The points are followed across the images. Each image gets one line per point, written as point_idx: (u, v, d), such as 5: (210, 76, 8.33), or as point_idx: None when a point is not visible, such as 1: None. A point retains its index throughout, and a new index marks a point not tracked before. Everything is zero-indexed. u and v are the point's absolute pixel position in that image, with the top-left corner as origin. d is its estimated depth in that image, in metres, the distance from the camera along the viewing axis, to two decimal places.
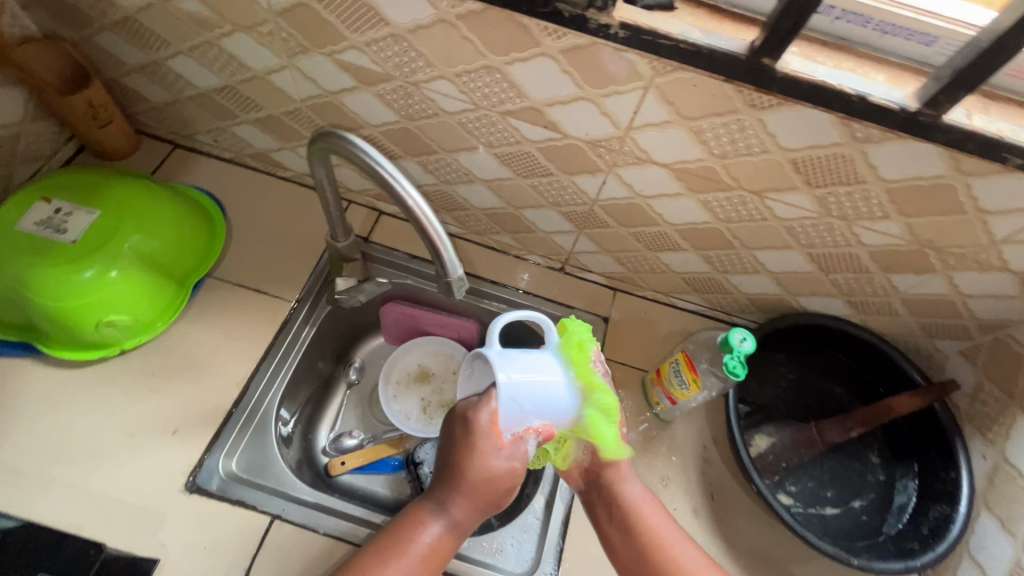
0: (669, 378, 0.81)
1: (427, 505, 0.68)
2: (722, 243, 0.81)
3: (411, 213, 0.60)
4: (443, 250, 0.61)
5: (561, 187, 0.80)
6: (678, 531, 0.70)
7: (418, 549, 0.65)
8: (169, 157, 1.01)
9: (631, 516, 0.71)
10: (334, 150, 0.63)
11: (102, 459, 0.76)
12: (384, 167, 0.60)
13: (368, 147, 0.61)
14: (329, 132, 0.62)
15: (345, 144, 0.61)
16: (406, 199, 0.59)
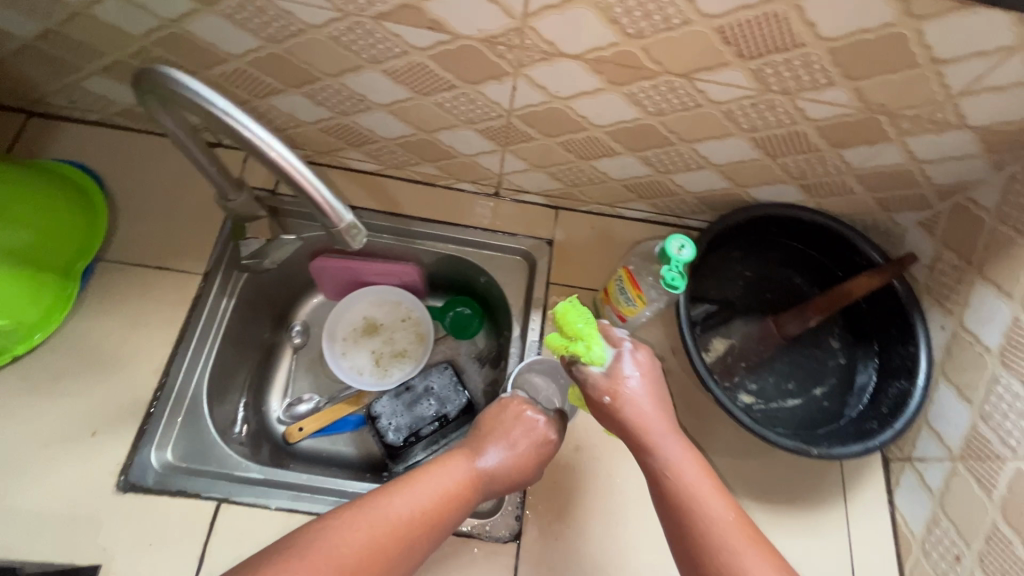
0: (615, 297, 0.74)
1: (468, 450, 0.68)
2: (658, 141, 0.72)
3: (269, 161, 0.50)
4: (317, 196, 0.52)
5: (469, 100, 0.69)
6: (718, 495, 0.57)
7: (454, 480, 0.62)
8: (23, 129, 0.86)
9: (662, 479, 0.59)
10: (161, 92, 0.51)
11: (18, 474, 0.70)
12: (223, 111, 0.49)
13: (198, 85, 0.50)
14: (150, 69, 0.51)
15: (171, 85, 0.50)
16: (260, 147, 0.49)
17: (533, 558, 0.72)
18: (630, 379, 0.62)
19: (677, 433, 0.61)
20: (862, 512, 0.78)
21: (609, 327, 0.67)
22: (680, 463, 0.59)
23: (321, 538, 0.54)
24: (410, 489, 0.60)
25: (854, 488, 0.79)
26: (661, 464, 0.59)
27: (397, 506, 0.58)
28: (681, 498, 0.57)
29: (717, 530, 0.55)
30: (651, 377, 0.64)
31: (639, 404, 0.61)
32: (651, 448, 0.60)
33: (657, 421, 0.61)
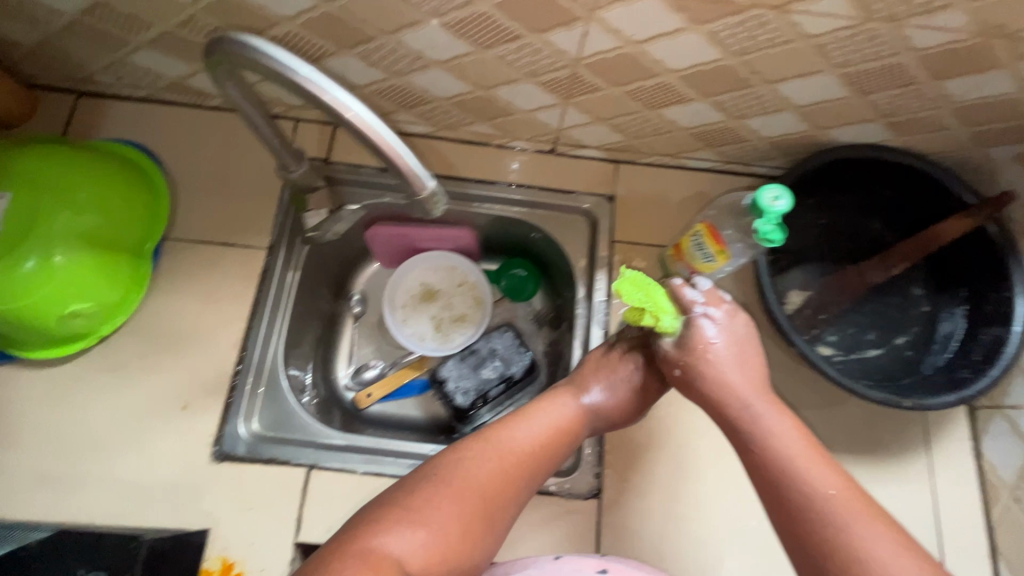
0: (691, 253, 0.71)
1: (568, 389, 0.66)
2: (737, 84, 0.67)
3: (356, 130, 0.49)
4: (404, 163, 0.51)
5: (534, 51, 0.65)
6: (824, 464, 0.52)
7: (551, 422, 0.61)
8: (76, 111, 0.85)
9: (761, 449, 0.54)
10: (236, 62, 0.49)
11: (120, 449, 0.73)
12: (307, 78, 0.48)
13: (278, 52, 0.48)
14: (224, 37, 0.48)
15: (248, 54, 0.48)
16: (346, 114, 0.48)
17: (615, 513, 0.74)
18: (713, 343, 0.59)
19: (774, 403, 0.57)
20: (943, 458, 0.77)
21: (682, 287, 0.61)
22: (781, 433, 0.54)
23: (426, 478, 0.55)
24: (525, 422, 0.61)
25: (937, 437, 0.78)
26: (759, 433, 0.55)
27: (517, 437, 0.59)
28: (784, 466, 0.52)
29: (825, 499, 0.49)
30: (737, 340, 0.60)
31: (719, 368, 0.59)
32: (747, 418, 0.56)
33: (749, 391, 0.58)
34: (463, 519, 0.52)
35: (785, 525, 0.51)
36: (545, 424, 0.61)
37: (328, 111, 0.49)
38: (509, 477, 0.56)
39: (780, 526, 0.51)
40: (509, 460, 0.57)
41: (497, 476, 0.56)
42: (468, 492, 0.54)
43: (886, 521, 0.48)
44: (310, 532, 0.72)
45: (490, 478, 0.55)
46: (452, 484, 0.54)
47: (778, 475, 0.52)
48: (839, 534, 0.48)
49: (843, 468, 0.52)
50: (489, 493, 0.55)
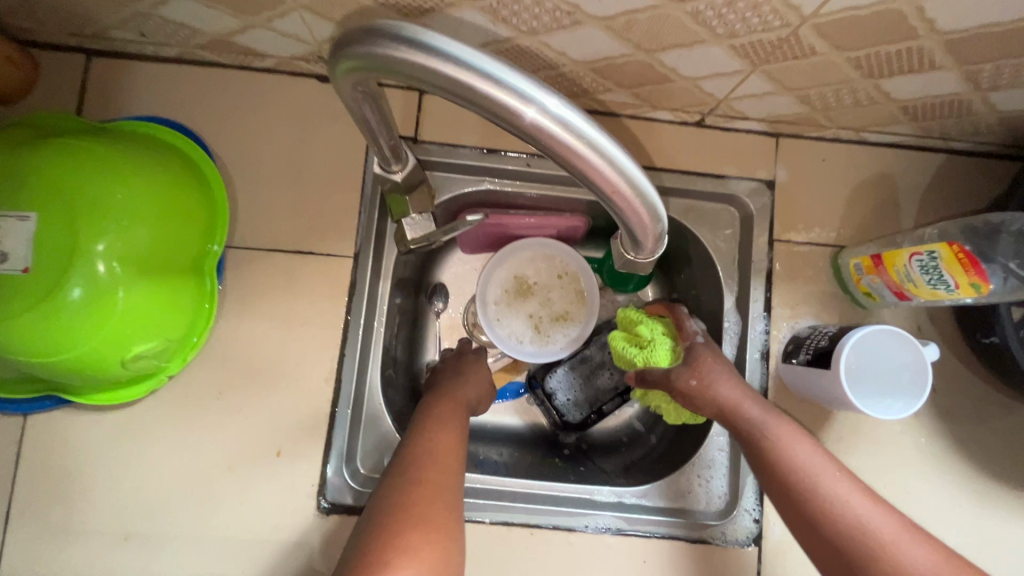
0: (905, 273, 0.57)
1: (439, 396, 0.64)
2: (1022, 50, 0.48)
3: (555, 146, 0.33)
4: (614, 172, 0.35)
5: (749, 6, 0.45)
6: (919, 539, 0.47)
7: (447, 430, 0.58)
8: (91, 79, 0.66)
9: (847, 539, 0.48)
10: (392, 73, 0.33)
11: (213, 501, 0.64)
12: (471, 70, 0.31)
13: (462, 50, 0.31)
14: (377, 32, 0.32)
15: (417, 60, 0.31)
16: (524, 112, 0.32)
17: (777, 563, 0.66)
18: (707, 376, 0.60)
19: (841, 469, 0.52)
20: None
21: (685, 315, 0.67)
22: (867, 511, 0.49)
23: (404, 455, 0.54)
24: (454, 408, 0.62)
25: None
26: (842, 519, 0.49)
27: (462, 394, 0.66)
28: (878, 559, 0.47)
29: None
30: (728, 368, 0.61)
31: (718, 389, 0.59)
32: (823, 503, 0.50)
33: (823, 466, 0.52)
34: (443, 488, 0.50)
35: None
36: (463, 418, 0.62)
37: (537, 139, 0.33)
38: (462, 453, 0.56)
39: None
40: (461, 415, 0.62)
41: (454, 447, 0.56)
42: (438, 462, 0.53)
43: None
44: None
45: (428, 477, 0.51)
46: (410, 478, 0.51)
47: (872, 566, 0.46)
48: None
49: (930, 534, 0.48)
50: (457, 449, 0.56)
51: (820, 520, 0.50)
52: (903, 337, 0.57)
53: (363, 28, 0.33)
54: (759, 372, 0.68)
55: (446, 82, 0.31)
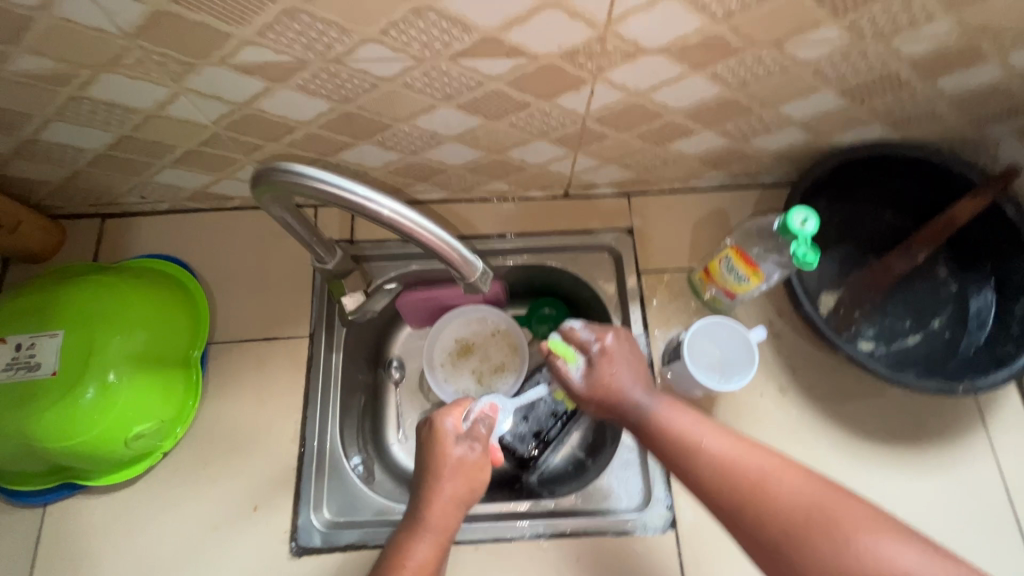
0: (722, 276, 0.74)
1: (408, 528, 0.65)
2: (740, 111, 0.70)
3: (407, 232, 0.51)
4: (447, 247, 0.52)
5: (544, 114, 0.68)
6: (789, 472, 0.58)
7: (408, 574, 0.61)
8: (104, 233, 0.88)
9: (726, 483, 0.60)
10: (299, 190, 0.50)
11: (201, 559, 0.74)
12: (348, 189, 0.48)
13: (333, 176, 0.49)
14: (284, 168, 0.50)
15: (314, 183, 0.49)
16: (383, 212, 0.49)
17: (694, 542, 0.75)
18: (613, 377, 0.71)
19: (723, 431, 0.64)
20: (1002, 433, 0.78)
21: (573, 328, 0.74)
22: (741, 453, 0.61)
23: None
24: (422, 534, 0.64)
25: (991, 410, 0.79)
26: (719, 465, 0.61)
27: (441, 506, 0.65)
28: (752, 494, 0.58)
29: (801, 502, 0.56)
30: (626, 362, 0.72)
31: (617, 379, 0.71)
32: (708, 460, 0.62)
33: (710, 437, 0.64)
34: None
35: (770, 549, 0.56)
36: (445, 518, 0.65)
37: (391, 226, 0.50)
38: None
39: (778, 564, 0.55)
40: (433, 541, 0.64)
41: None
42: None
43: (870, 508, 0.55)
44: None
45: None
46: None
47: (750, 505, 0.58)
48: (835, 535, 0.53)
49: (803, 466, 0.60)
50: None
51: (702, 477, 0.61)
52: (729, 325, 0.75)
53: (279, 165, 0.51)
54: (648, 377, 0.82)
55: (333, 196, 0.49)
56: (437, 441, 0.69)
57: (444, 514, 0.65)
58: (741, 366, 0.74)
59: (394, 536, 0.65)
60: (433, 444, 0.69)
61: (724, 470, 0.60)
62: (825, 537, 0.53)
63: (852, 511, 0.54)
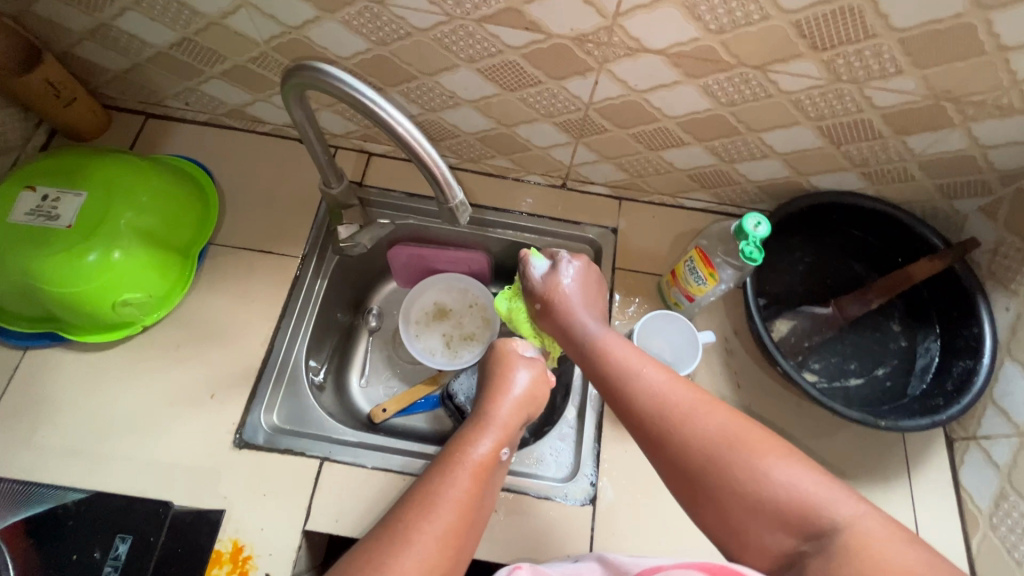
0: (685, 277, 0.80)
1: (477, 426, 0.64)
2: (727, 131, 0.77)
3: (409, 148, 0.58)
4: (439, 172, 0.59)
5: (552, 94, 0.76)
6: (771, 446, 0.53)
7: (473, 464, 0.60)
8: (144, 129, 0.97)
9: (710, 451, 0.54)
10: (325, 89, 0.59)
11: (151, 429, 0.79)
12: (368, 98, 0.57)
13: (358, 83, 0.57)
14: (315, 68, 0.58)
15: (342, 86, 0.57)
16: (395, 126, 0.57)
17: (607, 522, 0.77)
18: (563, 285, 0.72)
19: (656, 364, 0.62)
20: (924, 486, 0.81)
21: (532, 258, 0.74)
22: (674, 392, 0.58)
23: (429, 488, 0.57)
24: (488, 429, 0.64)
25: (916, 463, 0.82)
26: (650, 398, 0.59)
27: (503, 411, 0.66)
28: (676, 429, 0.56)
29: (719, 441, 0.54)
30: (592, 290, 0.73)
31: (569, 309, 0.70)
32: (639, 388, 0.60)
33: (633, 356, 0.64)
34: (464, 518, 0.56)
35: (689, 478, 0.55)
36: (509, 421, 0.66)
37: (396, 139, 0.58)
38: (483, 492, 0.59)
39: (688, 492, 0.55)
40: (498, 440, 0.63)
41: (477, 480, 0.59)
42: (464, 501, 0.57)
43: (783, 445, 0.54)
44: (317, 520, 0.76)
45: (458, 517, 0.56)
46: (439, 503, 0.56)
47: (674, 435, 0.56)
48: (745, 472, 0.52)
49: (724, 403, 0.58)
50: (480, 491, 0.58)
51: (689, 446, 0.55)
52: (677, 318, 0.80)
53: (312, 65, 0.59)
54: None
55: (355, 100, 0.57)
56: (515, 354, 0.74)
57: (511, 417, 0.66)
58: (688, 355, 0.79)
59: (460, 429, 0.65)
60: (500, 359, 0.73)
61: (653, 404, 0.58)
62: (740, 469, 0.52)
63: (764, 444, 0.53)
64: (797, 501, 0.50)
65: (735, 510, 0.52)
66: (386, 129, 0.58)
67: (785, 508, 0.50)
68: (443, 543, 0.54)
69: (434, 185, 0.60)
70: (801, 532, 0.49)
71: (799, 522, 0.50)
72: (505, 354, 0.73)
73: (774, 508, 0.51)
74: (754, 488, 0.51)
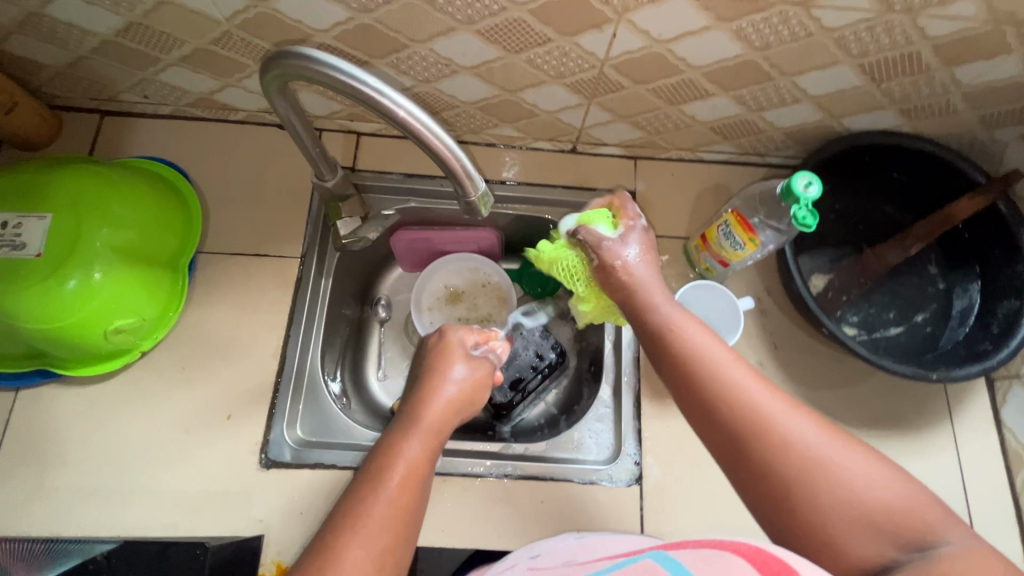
0: (719, 242, 0.75)
1: (400, 430, 0.60)
2: (758, 77, 0.70)
3: (419, 139, 0.51)
4: (456, 163, 0.52)
5: (563, 53, 0.67)
6: (872, 461, 0.50)
7: (396, 472, 0.56)
8: (102, 130, 0.86)
9: (803, 465, 0.50)
10: (315, 79, 0.50)
11: (170, 458, 0.74)
12: (368, 86, 0.49)
13: (354, 69, 0.49)
14: (302, 55, 0.49)
15: (335, 75, 0.49)
16: (400, 114, 0.49)
17: (657, 499, 0.76)
18: (630, 259, 0.65)
19: (739, 361, 0.57)
20: (968, 428, 0.80)
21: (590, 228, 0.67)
22: (759, 394, 0.53)
23: (348, 507, 0.53)
24: (414, 431, 0.60)
25: (959, 406, 0.81)
26: (733, 398, 0.54)
27: (430, 409, 0.62)
28: (763, 435, 0.51)
29: (809, 449, 0.50)
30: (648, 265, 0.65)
31: (638, 283, 0.63)
32: (718, 387, 0.55)
33: (713, 350, 0.57)
34: (396, 535, 0.52)
35: (777, 488, 0.50)
36: (440, 422, 0.62)
37: (403, 129, 0.50)
38: (413, 500, 0.55)
39: (769, 504, 0.51)
40: (426, 443, 0.60)
41: (407, 488, 0.55)
42: (393, 516, 0.53)
43: (878, 456, 0.50)
44: None
45: (387, 532, 0.52)
46: (365, 521, 0.52)
47: (764, 451, 0.51)
48: (838, 479, 0.49)
49: (806, 405, 0.54)
50: (409, 499, 0.54)
51: (780, 460, 0.50)
52: (718, 289, 0.76)
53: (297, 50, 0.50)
54: None
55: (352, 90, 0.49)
56: (440, 345, 0.70)
57: (440, 417, 0.62)
58: (730, 325, 0.75)
59: (384, 436, 0.61)
60: (437, 355, 0.69)
61: (735, 407, 0.53)
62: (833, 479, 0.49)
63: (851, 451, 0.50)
64: (888, 509, 0.47)
65: (832, 523, 0.48)
66: (390, 119, 0.51)
67: (884, 519, 0.47)
68: (378, 563, 0.50)
69: (450, 178, 0.53)
70: (906, 543, 0.46)
71: (904, 533, 0.46)
72: (435, 345, 0.70)
73: (874, 518, 0.47)
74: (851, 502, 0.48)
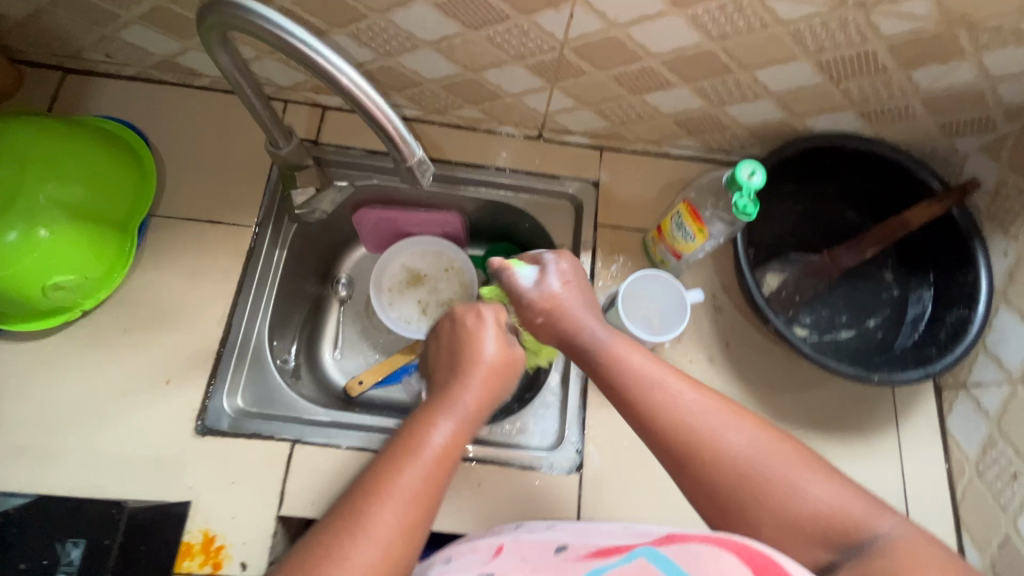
0: (672, 233, 0.74)
1: (436, 409, 0.58)
2: (717, 69, 0.70)
3: (354, 100, 0.50)
4: (391, 127, 0.51)
5: (522, 32, 0.67)
6: (810, 469, 0.50)
7: (429, 449, 0.53)
8: (63, 88, 0.85)
9: (740, 478, 0.51)
10: (251, 32, 0.50)
11: (103, 420, 0.73)
12: (301, 41, 0.48)
13: (288, 24, 0.48)
14: (236, 6, 0.49)
15: (269, 29, 0.48)
16: (333, 72, 0.49)
17: (595, 489, 0.75)
18: (554, 289, 0.67)
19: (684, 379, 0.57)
20: (913, 436, 0.80)
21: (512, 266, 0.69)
22: (698, 409, 0.54)
23: (375, 477, 0.50)
24: (449, 412, 0.57)
25: (906, 414, 0.81)
26: (672, 417, 0.54)
27: (468, 393, 0.60)
28: (701, 451, 0.52)
29: (748, 462, 0.51)
30: (573, 285, 0.68)
31: (569, 312, 0.65)
32: (658, 405, 0.55)
33: (656, 369, 0.58)
34: (427, 508, 0.50)
35: (714, 499, 0.51)
36: (476, 405, 0.59)
37: (338, 89, 0.50)
38: (443, 479, 0.52)
39: (712, 517, 0.52)
40: (460, 424, 0.57)
41: (440, 466, 0.53)
42: (425, 490, 0.51)
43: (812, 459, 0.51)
44: (293, 505, 0.72)
45: (413, 505, 0.49)
46: (396, 489, 0.50)
47: (703, 465, 0.52)
48: (774, 489, 0.49)
49: (751, 416, 0.54)
50: (438, 479, 0.52)
51: (716, 473, 0.51)
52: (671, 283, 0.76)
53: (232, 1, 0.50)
54: None
55: (286, 45, 0.49)
56: (474, 331, 0.66)
57: (477, 401, 0.59)
58: (679, 318, 0.75)
59: (420, 412, 0.58)
60: (466, 341, 0.65)
61: (673, 422, 0.54)
62: (769, 490, 0.50)
63: (793, 460, 0.51)
64: (821, 511, 0.48)
65: (768, 531, 0.49)
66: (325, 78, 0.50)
67: (817, 523, 0.48)
68: (407, 532, 0.48)
69: (387, 142, 0.53)
70: (834, 545, 0.48)
71: (834, 536, 0.48)
72: (466, 331, 0.67)
73: (807, 524, 0.48)
74: (786, 505, 0.49)
